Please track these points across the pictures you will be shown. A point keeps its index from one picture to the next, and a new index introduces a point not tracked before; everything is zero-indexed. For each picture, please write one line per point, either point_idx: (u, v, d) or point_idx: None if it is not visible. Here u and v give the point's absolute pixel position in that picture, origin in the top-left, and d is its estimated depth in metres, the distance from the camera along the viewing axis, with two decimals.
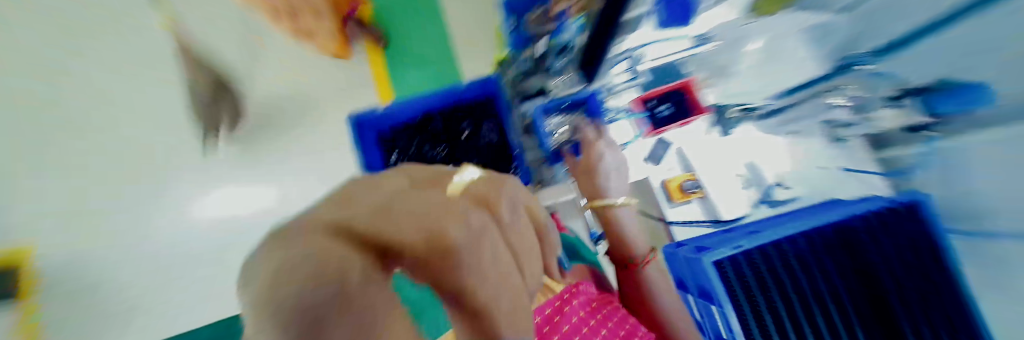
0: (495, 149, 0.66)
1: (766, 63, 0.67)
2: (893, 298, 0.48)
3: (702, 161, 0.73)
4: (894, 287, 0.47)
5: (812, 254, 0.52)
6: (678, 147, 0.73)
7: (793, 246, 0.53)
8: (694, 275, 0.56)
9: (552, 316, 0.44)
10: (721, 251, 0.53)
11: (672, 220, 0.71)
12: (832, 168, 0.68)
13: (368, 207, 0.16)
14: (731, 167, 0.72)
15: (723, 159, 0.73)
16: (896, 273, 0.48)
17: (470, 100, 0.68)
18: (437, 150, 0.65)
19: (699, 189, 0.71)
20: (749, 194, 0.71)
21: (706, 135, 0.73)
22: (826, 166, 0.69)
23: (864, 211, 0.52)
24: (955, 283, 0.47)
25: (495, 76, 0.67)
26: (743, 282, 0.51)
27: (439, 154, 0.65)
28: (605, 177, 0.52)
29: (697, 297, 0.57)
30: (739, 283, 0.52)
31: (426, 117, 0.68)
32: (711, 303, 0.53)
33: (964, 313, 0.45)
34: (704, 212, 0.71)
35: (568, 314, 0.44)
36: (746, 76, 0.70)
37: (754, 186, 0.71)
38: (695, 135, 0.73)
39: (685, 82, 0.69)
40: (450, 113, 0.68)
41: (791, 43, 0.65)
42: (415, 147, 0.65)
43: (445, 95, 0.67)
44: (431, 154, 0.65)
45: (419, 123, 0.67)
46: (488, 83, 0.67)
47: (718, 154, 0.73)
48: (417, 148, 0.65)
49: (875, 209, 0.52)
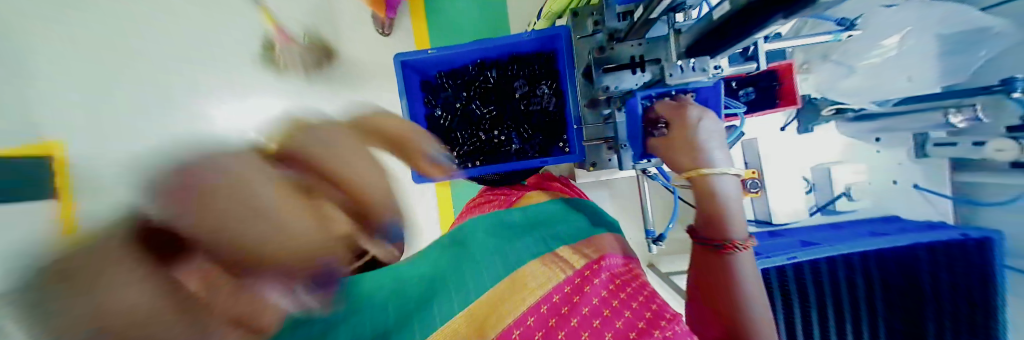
0: (548, 118, 0.60)
1: (885, 70, 0.56)
2: (917, 309, 0.53)
3: (771, 159, 0.66)
4: (923, 301, 0.53)
5: (864, 268, 0.53)
6: (749, 140, 0.68)
7: (844, 265, 0.53)
8: None
9: (562, 306, 0.34)
10: (781, 259, 0.52)
11: None
12: (902, 183, 0.64)
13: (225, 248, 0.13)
14: (796, 170, 0.66)
15: (791, 160, 0.66)
16: (931, 293, 0.52)
17: (529, 55, 0.60)
18: (484, 109, 0.61)
19: (760, 190, 0.63)
20: (807, 200, 0.67)
21: (781, 131, 0.67)
22: (896, 180, 0.65)
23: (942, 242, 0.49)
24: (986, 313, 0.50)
25: (565, 28, 0.53)
26: (783, 290, 0.54)
27: (485, 115, 0.61)
28: (710, 141, 0.36)
29: None
30: (783, 287, 0.55)
31: (476, 69, 0.62)
32: None
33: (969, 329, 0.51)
34: (753, 213, 0.69)
35: (588, 294, 0.35)
36: (862, 75, 0.57)
37: (816, 192, 0.66)
38: (770, 131, 0.67)
39: (787, 64, 0.58)
40: (504, 69, 0.60)
41: (929, 41, 0.52)
42: (462, 102, 0.62)
43: (501, 44, 0.57)
44: (476, 113, 0.61)
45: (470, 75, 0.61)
46: (556, 37, 0.55)
47: (791, 152, 0.67)
48: (465, 104, 0.62)
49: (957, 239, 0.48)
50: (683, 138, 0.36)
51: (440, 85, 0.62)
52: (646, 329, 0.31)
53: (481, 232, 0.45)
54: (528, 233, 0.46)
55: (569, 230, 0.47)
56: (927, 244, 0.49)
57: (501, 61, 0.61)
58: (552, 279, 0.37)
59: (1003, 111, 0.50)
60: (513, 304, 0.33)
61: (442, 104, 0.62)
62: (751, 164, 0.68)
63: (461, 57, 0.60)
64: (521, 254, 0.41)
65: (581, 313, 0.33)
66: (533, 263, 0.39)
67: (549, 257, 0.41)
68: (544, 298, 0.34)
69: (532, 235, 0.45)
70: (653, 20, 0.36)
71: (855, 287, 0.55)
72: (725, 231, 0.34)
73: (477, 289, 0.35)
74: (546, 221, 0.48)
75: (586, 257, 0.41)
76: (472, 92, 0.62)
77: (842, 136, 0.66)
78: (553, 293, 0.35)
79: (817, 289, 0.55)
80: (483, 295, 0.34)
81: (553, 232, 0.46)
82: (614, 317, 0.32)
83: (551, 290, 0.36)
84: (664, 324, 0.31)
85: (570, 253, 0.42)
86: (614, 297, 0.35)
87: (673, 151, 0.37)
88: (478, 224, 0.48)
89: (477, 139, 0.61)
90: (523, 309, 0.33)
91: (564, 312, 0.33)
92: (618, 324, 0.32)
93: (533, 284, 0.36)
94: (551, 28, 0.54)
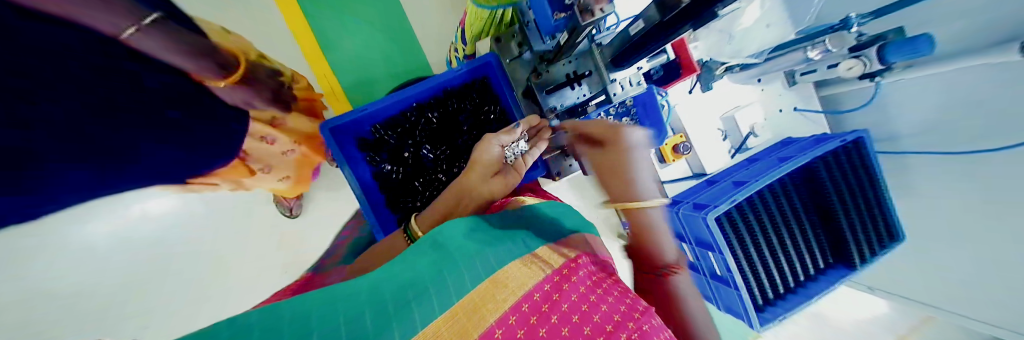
0: None
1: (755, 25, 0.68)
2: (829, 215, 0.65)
3: (691, 122, 0.79)
4: (832, 206, 0.65)
5: (777, 193, 0.65)
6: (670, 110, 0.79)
7: (774, 189, 0.65)
8: (693, 229, 0.68)
9: (542, 303, 0.28)
10: (726, 206, 0.61)
11: (665, 179, 0.83)
12: (785, 110, 0.81)
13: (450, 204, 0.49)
14: (713, 124, 0.81)
15: (706, 117, 0.81)
16: (833, 198, 0.64)
17: (466, 84, 0.62)
18: (437, 151, 0.62)
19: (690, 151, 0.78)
20: (726, 146, 0.82)
21: (690, 94, 0.79)
22: (780, 108, 0.81)
23: (819, 155, 0.63)
24: (867, 203, 0.63)
25: (493, 55, 0.57)
26: (736, 226, 0.63)
27: (438, 156, 0.61)
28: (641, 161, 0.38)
29: (697, 246, 0.69)
30: (737, 232, 0.63)
31: (415, 112, 0.61)
32: (710, 251, 0.65)
33: (865, 214, 0.63)
34: (691, 167, 0.83)
35: (566, 290, 0.30)
36: (744, 31, 0.68)
37: (731, 139, 0.81)
38: (682, 96, 0.79)
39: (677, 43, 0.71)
40: (444, 104, 0.61)
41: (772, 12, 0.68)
42: (411, 150, 0.61)
43: (434, 83, 0.58)
44: (429, 157, 0.62)
45: (410, 119, 0.61)
46: (488, 63, 0.59)
47: (702, 110, 0.80)
48: (414, 151, 0.61)
49: (825, 152, 0.63)
50: (621, 161, 0.38)
51: (379, 139, 0.60)
52: (622, 322, 0.27)
53: (457, 232, 0.38)
54: (507, 234, 0.40)
55: (546, 234, 0.42)
56: (823, 156, 0.64)
57: (439, 98, 0.62)
58: (534, 275, 0.31)
59: (845, 40, 0.60)
60: (494, 304, 0.26)
61: (388, 158, 0.61)
62: (677, 130, 0.81)
63: (397, 106, 0.60)
64: (500, 254, 0.34)
65: (561, 310, 0.27)
66: (516, 263, 0.33)
67: (528, 257, 0.35)
68: (527, 295, 0.28)
69: (512, 235, 0.40)
70: (571, 46, 0.41)
71: (786, 214, 0.65)
72: (657, 261, 0.38)
73: (458, 292, 0.27)
74: (521, 226, 0.43)
75: (566, 256, 0.36)
76: (419, 138, 0.61)
77: (731, 84, 0.81)
78: (534, 290, 0.29)
79: (759, 225, 0.64)
80: (465, 296, 0.27)
81: (536, 233, 0.42)
82: (592, 311, 0.28)
83: (531, 288, 0.29)
84: (638, 318, 0.28)
85: (548, 254, 0.36)
86: (594, 291, 0.31)
87: (606, 177, 0.38)
88: (452, 225, 0.40)
89: (439, 180, 0.61)
90: (505, 307, 0.26)
91: (544, 309, 0.27)
92: (596, 318, 0.28)
93: (514, 284, 0.29)
94: (482, 56, 0.57)
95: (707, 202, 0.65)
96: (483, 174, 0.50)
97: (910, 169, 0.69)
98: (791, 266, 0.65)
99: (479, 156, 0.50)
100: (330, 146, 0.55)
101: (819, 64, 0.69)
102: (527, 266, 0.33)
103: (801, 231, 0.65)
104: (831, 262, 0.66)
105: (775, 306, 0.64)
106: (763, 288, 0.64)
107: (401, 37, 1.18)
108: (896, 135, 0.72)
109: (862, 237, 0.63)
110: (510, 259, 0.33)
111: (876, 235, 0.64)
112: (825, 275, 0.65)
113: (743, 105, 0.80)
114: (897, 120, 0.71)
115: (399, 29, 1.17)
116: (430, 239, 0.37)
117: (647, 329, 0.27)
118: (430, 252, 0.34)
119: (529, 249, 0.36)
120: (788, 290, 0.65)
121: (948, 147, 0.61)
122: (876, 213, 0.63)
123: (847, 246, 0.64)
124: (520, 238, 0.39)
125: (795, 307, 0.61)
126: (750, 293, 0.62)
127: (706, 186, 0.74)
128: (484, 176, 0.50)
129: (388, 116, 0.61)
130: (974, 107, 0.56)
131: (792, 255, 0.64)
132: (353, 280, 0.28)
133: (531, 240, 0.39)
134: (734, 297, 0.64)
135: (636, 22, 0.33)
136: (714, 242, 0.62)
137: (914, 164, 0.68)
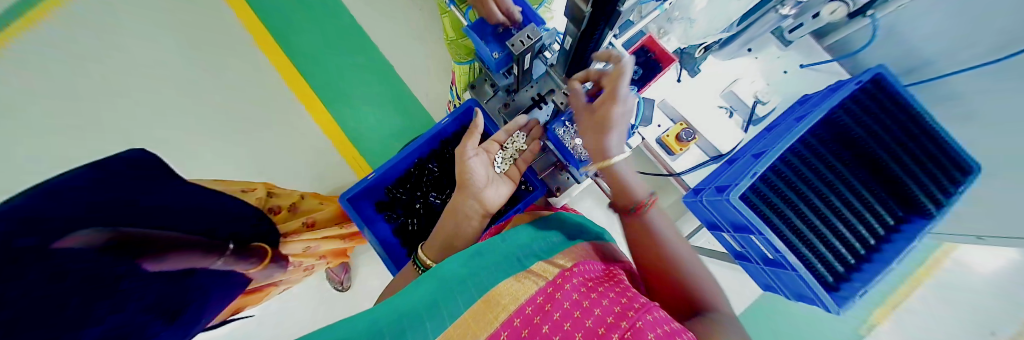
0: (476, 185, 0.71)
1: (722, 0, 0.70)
2: (873, 164, 0.57)
3: (688, 108, 0.78)
4: (873, 153, 0.57)
5: (798, 158, 0.61)
6: (662, 101, 0.80)
7: (798, 152, 0.61)
8: (723, 214, 0.64)
9: (533, 316, 0.28)
10: (744, 182, 0.57)
11: (680, 170, 0.79)
12: (789, 70, 0.76)
13: (439, 241, 0.53)
14: (713, 102, 0.79)
15: (704, 98, 0.79)
16: (869, 143, 0.58)
17: (455, 134, 0.73)
18: (442, 195, 0.71)
19: (695, 136, 0.76)
20: (736, 121, 0.78)
21: (679, 82, 0.79)
22: (783, 70, 0.76)
23: (834, 104, 0.59)
24: (913, 139, 0.55)
25: (473, 100, 0.69)
26: (767, 199, 0.58)
27: (443, 200, 0.70)
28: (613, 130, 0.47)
29: (735, 232, 0.63)
30: (770, 205, 0.58)
31: (418, 166, 0.73)
32: (749, 234, 0.59)
33: (918, 151, 0.54)
34: (704, 152, 0.79)
35: (558, 299, 0.30)
36: (704, 17, 0.74)
37: (738, 112, 0.78)
38: (671, 86, 0.80)
39: (646, 40, 0.75)
40: (440, 154, 0.72)
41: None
42: (420, 200, 0.72)
43: (427, 138, 0.70)
44: (437, 203, 0.71)
45: (414, 174, 0.73)
46: (471, 108, 0.70)
47: (696, 93, 0.79)
48: (423, 201, 0.72)
49: (841, 101, 0.60)
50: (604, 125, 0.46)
51: (393, 198, 0.73)
52: (615, 323, 0.26)
53: (455, 261, 0.40)
54: (503, 255, 0.41)
55: (543, 249, 0.42)
56: (840, 104, 0.60)
57: (435, 150, 0.73)
58: (525, 291, 0.31)
59: None
60: (487, 322, 0.27)
61: (402, 212, 0.72)
62: (676, 118, 0.79)
63: (400, 165, 0.72)
64: (494, 275, 0.35)
65: (552, 319, 0.28)
66: (508, 280, 0.34)
67: (522, 272, 0.36)
68: (518, 310, 0.28)
69: (508, 255, 0.41)
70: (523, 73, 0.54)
71: (819, 171, 0.59)
72: (632, 197, 0.48)
73: (450, 316, 0.28)
74: (521, 245, 0.44)
75: (560, 266, 0.37)
76: (426, 189, 0.72)
77: (719, 62, 0.80)
78: (524, 304, 0.29)
79: (793, 189, 0.58)
80: (456, 319, 0.28)
81: (532, 250, 0.42)
82: (584, 317, 0.28)
83: (523, 302, 0.30)
84: (631, 316, 0.27)
85: (544, 266, 0.37)
86: (586, 296, 0.31)
87: (592, 130, 0.48)
88: (454, 257, 0.42)
89: None
90: (495, 324, 0.27)
91: (536, 321, 0.28)
92: (588, 324, 0.27)
93: (505, 301, 0.30)
94: (463, 103, 0.69)
95: (728, 182, 0.61)
96: (471, 188, 0.56)
97: (958, 92, 0.59)
98: (853, 230, 0.55)
99: (463, 173, 0.55)
100: (349, 213, 0.67)
101: (803, 17, 0.64)
102: (517, 279, 0.34)
103: (845, 185, 0.57)
104: (903, 216, 0.54)
105: (851, 282, 0.53)
106: (827, 262, 0.54)
107: (413, 110, 1.38)
108: (927, 61, 0.64)
109: (929, 179, 0.53)
110: (504, 276, 0.35)
111: (938, 170, 0.52)
112: (901, 233, 0.53)
113: (740, 78, 0.77)
114: (921, 45, 0.64)
115: (411, 105, 1.38)
116: (429, 272, 0.39)
117: (640, 325, 0.26)
118: (427, 282, 0.36)
119: (525, 266, 0.37)
120: (861, 259, 0.54)
121: (984, 60, 0.53)
122: (928, 148, 0.54)
123: (912, 191, 0.53)
124: (517, 256, 0.41)
125: (877, 278, 0.51)
126: (812, 271, 0.54)
127: (727, 166, 0.69)
128: (473, 190, 0.56)
129: (397, 177, 0.74)
130: (996, 6, 0.51)
131: (849, 215, 0.55)
132: (360, 317, 0.30)
133: (525, 257, 0.40)
134: (796, 280, 0.55)
135: (563, 39, 0.40)
136: (749, 223, 0.56)
137: (960, 86, 0.58)
